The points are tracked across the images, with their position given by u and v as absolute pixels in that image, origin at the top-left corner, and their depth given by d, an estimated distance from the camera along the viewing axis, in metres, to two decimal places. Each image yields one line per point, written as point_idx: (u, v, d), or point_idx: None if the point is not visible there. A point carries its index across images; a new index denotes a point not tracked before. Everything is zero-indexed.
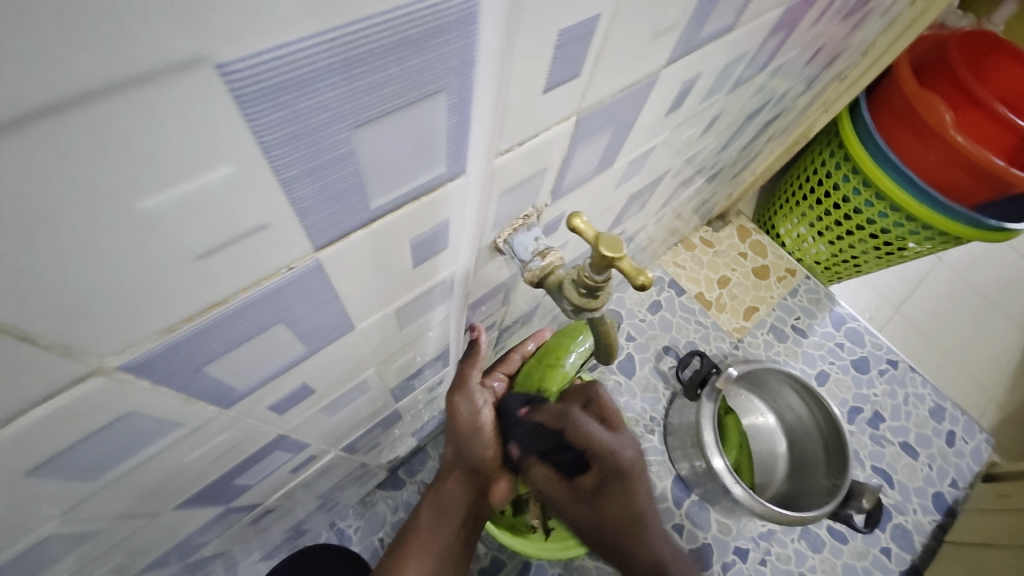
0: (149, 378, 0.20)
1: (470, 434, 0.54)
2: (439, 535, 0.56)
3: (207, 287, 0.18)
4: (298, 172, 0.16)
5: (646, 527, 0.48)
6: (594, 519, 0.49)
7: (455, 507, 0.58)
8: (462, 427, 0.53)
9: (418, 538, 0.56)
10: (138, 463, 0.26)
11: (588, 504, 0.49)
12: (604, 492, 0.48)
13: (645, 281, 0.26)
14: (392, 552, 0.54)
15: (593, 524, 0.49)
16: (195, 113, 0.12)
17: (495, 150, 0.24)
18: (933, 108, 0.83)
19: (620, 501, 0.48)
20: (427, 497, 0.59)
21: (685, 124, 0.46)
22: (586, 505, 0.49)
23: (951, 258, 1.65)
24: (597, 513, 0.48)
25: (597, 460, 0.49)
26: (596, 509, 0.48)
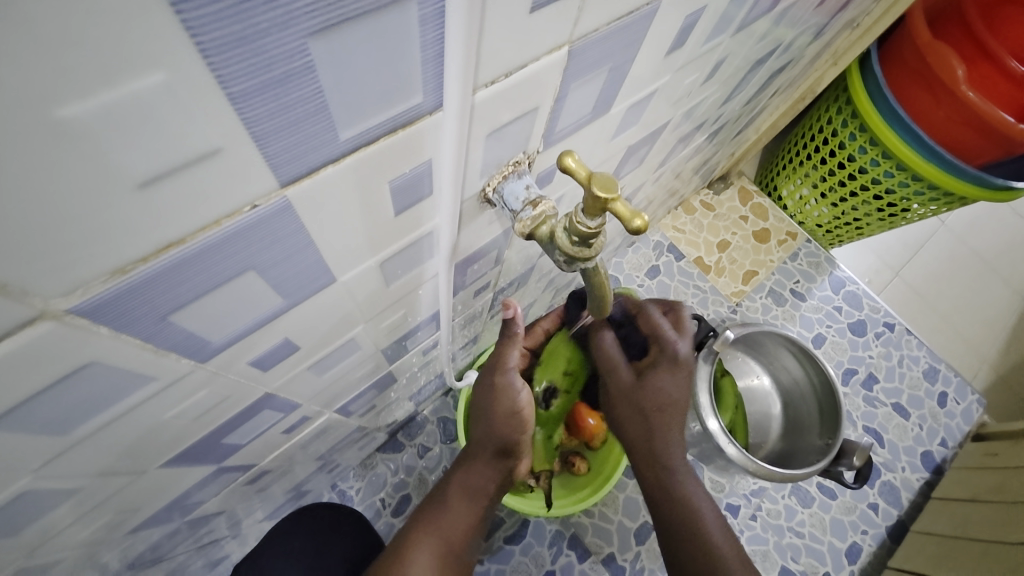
0: (108, 325, 0.19)
1: (508, 420, 0.53)
2: (472, 510, 0.54)
3: (158, 223, 0.16)
4: (246, 88, 0.14)
5: (672, 417, 0.52)
6: (639, 391, 0.52)
7: (486, 487, 0.54)
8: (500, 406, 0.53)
9: (447, 506, 0.53)
10: (113, 418, 0.25)
11: (636, 379, 0.53)
12: (652, 370, 0.52)
13: (640, 224, 0.24)
14: (412, 523, 0.52)
15: (635, 394, 0.52)
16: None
17: (478, 82, 0.21)
18: (945, 61, 0.79)
19: (671, 381, 0.52)
20: (455, 473, 0.55)
21: (687, 69, 0.43)
22: (634, 375, 0.52)
23: (954, 222, 1.63)
24: (643, 384, 0.52)
25: (656, 345, 0.54)
26: (643, 381, 0.52)
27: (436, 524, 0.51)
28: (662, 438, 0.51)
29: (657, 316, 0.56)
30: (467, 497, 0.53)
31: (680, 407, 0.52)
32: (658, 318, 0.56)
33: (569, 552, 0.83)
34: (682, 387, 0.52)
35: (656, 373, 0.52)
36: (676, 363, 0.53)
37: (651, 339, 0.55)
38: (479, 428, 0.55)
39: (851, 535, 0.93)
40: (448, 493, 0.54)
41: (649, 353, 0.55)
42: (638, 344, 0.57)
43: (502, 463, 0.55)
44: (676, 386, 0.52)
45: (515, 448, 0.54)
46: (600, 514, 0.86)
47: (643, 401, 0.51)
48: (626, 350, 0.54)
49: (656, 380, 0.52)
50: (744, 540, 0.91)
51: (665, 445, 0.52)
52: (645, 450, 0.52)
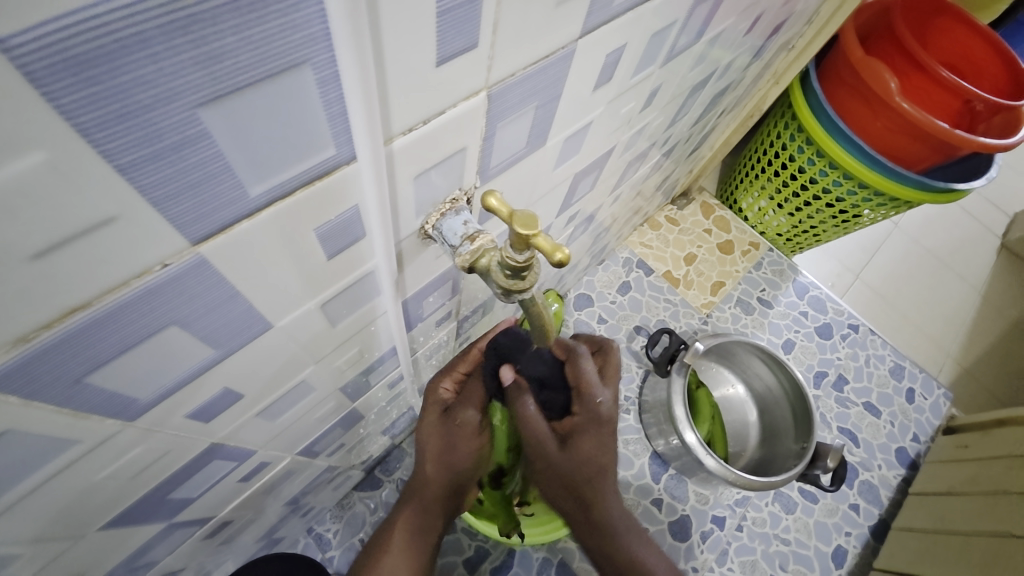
0: (18, 393, 0.18)
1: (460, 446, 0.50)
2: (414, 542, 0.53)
3: (59, 289, 0.16)
4: (138, 157, 0.15)
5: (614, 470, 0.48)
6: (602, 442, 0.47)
7: (434, 521, 0.54)
8: (452, 426, 0.49)
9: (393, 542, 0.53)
10: (38, 484, 0.24)
11: (564, 450, 0.46)
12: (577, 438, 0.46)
13: (562, 258, 0.25)
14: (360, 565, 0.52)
15: (560, 466, 0.47)
16: None
17: (393, 130, 0.22)
18: (879, 76, 0.83)
19: (595, 447, 0.46)
20: (405, 508, 0.54)
21: (622, 98, 0.45)
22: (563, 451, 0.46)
23: (906, 223, 1.71)
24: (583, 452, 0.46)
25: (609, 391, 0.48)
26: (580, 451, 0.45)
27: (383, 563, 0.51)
28: (596, 500, 0.49)
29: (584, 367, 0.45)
30: (417, 532, 0.53)
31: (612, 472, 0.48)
32: (588, 368, 0.45)
33: None
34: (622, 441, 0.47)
35: (581, 444, 0.45)
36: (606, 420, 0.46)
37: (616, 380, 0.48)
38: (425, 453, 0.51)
39: (835, 538, 0.94)
40: (394, 530, 0.53)
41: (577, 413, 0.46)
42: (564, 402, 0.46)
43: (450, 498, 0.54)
44: (602, 451, 0.46)
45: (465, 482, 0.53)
46: None
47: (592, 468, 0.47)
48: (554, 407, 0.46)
49: (582, 454, 0.46)
50: (731, 552, 0.91)
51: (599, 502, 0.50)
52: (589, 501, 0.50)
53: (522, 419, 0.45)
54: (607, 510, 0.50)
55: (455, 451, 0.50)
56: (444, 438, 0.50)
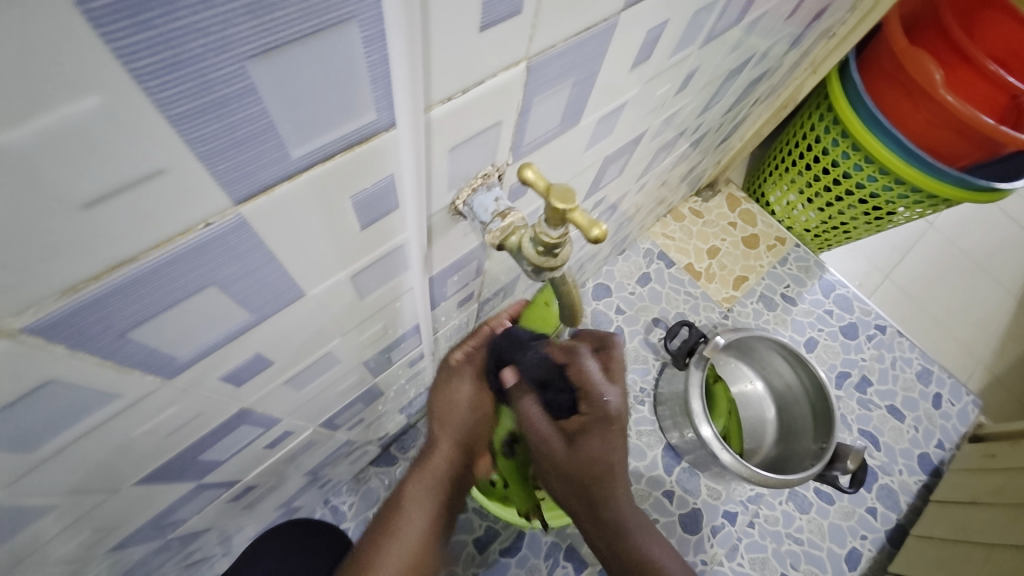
0: (65, 343, 0.19)
1: (463, 406, 0.48)
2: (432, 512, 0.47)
3: (106, 241, 0.16)
4: (188, 109, 0.15)
5: (616, 476, 0.46)
6: (576, 464, 0.45)
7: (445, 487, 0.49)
8: (456, 393, 0.48)
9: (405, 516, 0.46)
10: (80, 435, 0.25)
11: (569, 450, 0.45)
12: (583, 438, 0.45)
13: (598, 234, 0.25)
14: (367, 541, 0.46)
15: (564, 467, 0.46)
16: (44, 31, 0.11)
17: (433, 98, 0.22)
18: (923, 68, 0.80)
19: (601, 446, 0.44)
20: (409, 480, 0.48)
21: (657, 79, 0.44)
22: (566, 447, 0.45)
23: (942, 223, 1.64)
24: (573, 456, 0.45)
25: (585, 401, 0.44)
26: (575, 455, 0.45)
27: (400, 529, 0.46)
28: (608, 500, 0.47)
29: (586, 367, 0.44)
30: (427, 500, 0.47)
31: (622, 467, 0.46)
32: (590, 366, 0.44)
33: (565, 564, 0.83)
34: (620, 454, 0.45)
35: (585, 443, 0.44)
36: (609, 427, 0.44)
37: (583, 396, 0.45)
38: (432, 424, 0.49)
39: (849, 540, 0.93)
40: (404, 504, 0.47)
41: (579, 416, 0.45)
42: (566, 398, 0.45)
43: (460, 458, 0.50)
44: (609, 450, 0.45)
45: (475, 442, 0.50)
46: None
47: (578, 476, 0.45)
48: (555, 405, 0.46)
49: (587, 453, 0.45)
50: (742, 548, 0.90)
51: (607, 503, 0.48)
52: (587, 512, 0.49)
53: (524, 420, 0.46)
54: (616, 509, 0.48)
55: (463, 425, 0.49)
56: (455, 412, 0.48)
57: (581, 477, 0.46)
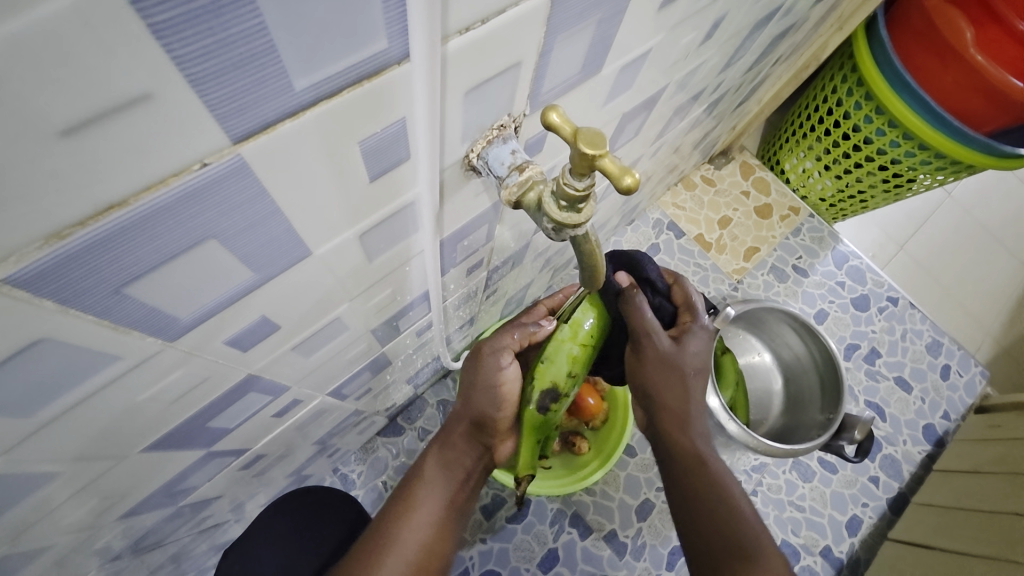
0: (54, 298, 0.17)
1: (484, 387, 0.49)
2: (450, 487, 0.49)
3: (90, 179, 0.15)
4: (174, 17, 0.13)
5: (695, 391, 0.52)
6: (675, 359, 0.51)
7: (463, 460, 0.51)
8: (480, 377, 0.50)
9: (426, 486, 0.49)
10: (81, 400, 0.24)
11: (672, 344, 0.51)
12: (685, 338, 0.52)
13: (631, 182, 0.23)
14: (388, 510, 0.48)
15: (667, 361, 0.51)
16: None
17: (449, 28, 0.20)
18: (953, 23, 0.77)
19: (698, 346, 0.52)
20: (431, 451, 0.52)
21: (682, 28, 0.41)
22: (669, 343, 0.51)
23: (959, 193, 1.60)
24: (677, 350, 0.51)
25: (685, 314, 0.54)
26: (678, 347, 0.51)
27: (421, 502, 0.48)
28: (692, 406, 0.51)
29: (691, 290, 0.56)
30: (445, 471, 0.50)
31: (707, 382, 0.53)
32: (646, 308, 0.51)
33: (571, 531, 0.83)
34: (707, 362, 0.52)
35: (688, 340, 0.51)
36: (704, 334, 0.53)
37: (681, 309, 0.55)
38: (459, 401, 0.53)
39: (851, 508, 0.93)
40: (422, 479, 0.49)
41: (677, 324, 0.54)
42: (666, 308, 0.54)
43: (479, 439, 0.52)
44: (703, 355, 0.52)
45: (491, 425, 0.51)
46: (602, 492, 0.86)
47: (678, 367, 0.51)
48: (658, 307, 0.54)
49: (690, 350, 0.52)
50: None
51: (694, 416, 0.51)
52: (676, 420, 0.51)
53: (632, 308, 0.51)
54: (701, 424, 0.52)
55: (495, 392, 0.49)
56: (491, 379, 0.49)
57: (676, 375, 0.51)
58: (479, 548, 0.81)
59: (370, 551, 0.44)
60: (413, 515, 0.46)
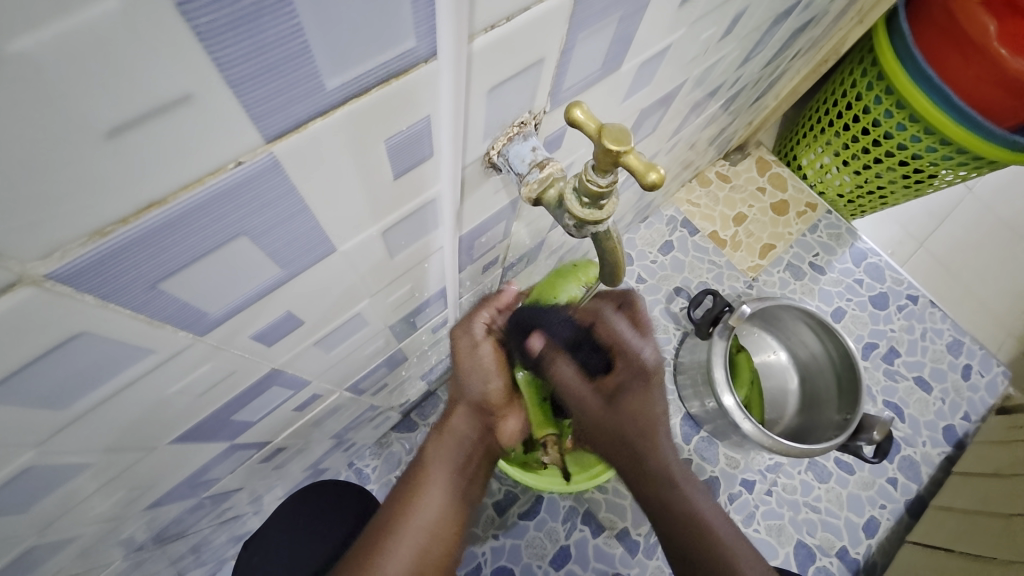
0: (95, 293, 0.18)
1: (472, 368, 0.50)
2: (449, 475, 0.48)
3: (132, 178, 0.15)
4: (217, 21, 0.13)
5: (658, 439, 0.51)
6: (614, 418, 0.51)
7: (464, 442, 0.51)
8: (460, 355, 0.50)
9: (430, 474, 0.48)
10: (115, 392, 0.24)
11: (606, 403, 0.52)
12: (623, 394, 0.51)
13: (655, 178, 0.23)
14: (393, 500, 0.47)
15: (608, 421, 0.52)
16: None
17: (475, 26, 0.20)
18: (976, 17, 0.73)
19: (638, 397, 0.51)
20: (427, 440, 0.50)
21: (703, 23, 0.40)
22: (603, 403, 0.52)
23: (982, 189, 1.56)
24: (613, 411, 0.51)
25: (620, 357, 0.52)
26: (615, 408, 0.51)
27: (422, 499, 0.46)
28: (649, 458, 0.51)
29: (615, 325, 0.52)
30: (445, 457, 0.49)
31: (662, 425, 0.51)
32: (564, 368, 0.52)
33: (583, 527, 0.84)
34: (655, 402, 0.51)
35: (624, 398, 0.51)
36: (646, 379, 0.51)
37: (615, 353, 0.52)
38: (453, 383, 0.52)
39: (868, 510, 0.92)
40: (427, 466, 0.48)
41: (613, 372, 0.52)
42: (598, 360, 0.52)
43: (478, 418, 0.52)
44: (650, 403, 0.51)
45: (486, 403, 0.52)
46: (613, 490, 0.86)
47: (622, 429, 0.51)
48: (585, 365, 0.52)
49: (630, 407, 0.51)
50: (759, 514, 0.90)
51: (653, 463, 0.51)
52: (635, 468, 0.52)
53: (558, 381, 0.52)
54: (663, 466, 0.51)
55: (481, 370, 0.50)
56: (476, 357, 0.50)
57: (626, 431, 0.51)
58: (490, 544, 0.82)
59: (369, 551, 0.44)
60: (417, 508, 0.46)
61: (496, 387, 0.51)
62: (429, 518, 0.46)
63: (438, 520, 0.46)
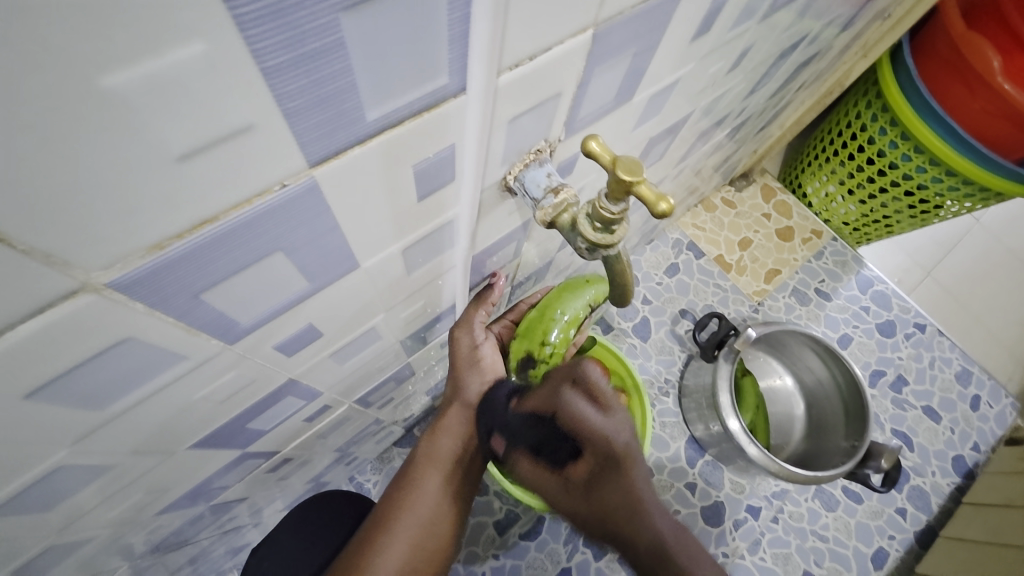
0: (143, 301, 0.19)
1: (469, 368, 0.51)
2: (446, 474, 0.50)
3: (191, 199, 0.16)
4: (280, 62, 0.14)
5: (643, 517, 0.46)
6: (591, 510, 0.47)
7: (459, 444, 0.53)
8: (458, 354, 0.51)
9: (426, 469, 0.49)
10: (147, 395, 0.25)
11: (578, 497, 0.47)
12: (597, 484, 0.46)
13: (666, 208, 0.24)
14: (389, 497, 0.48)
15: (588, 509, 0.47)
16: None
17: (503, 63, 0.21)
18: (979, 53, 0.75)
19: (614, 488, 0.46)
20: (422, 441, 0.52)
21: (711, 57, 0.42)
22: (581, 497, 0.47)
23: (989, 220, 1.56)
24: (588, 503, 0.47)
25: (590, 446, 0.46)
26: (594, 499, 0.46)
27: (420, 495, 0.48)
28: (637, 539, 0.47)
29: (576, 406, 0.46)
30: (441, 458, 0.51)
31: (646, 505, 0.46)
32: (525, 467, 0.49)
33: (584, 550, 0.83)
34: (630, 488, 0.46)
35: (602, 488, 0.46)
36: (616, 465, 0.46)
37: (580, 444, 0.46)
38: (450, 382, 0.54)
39: (876, 540, 0.90)
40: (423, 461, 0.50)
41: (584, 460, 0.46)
42: (564, 453, 0.47)
43: None
44: (626, 491, 0.46)
45: (485, 402, 0.53)
46: None
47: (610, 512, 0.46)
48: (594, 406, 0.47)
49: (604, 499, 0.46)
50: (764, 542, 0.89)
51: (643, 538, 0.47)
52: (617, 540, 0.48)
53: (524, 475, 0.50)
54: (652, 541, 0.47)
55: (480, 370, 0.51)
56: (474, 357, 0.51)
57: (604, 521, 0.47)
58: (490, 565, 0.81)
59: (364, 549, 0.45)
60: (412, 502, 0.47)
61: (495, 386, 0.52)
62: (424, 512, 0.47)
63: (433, 514, 0.47)
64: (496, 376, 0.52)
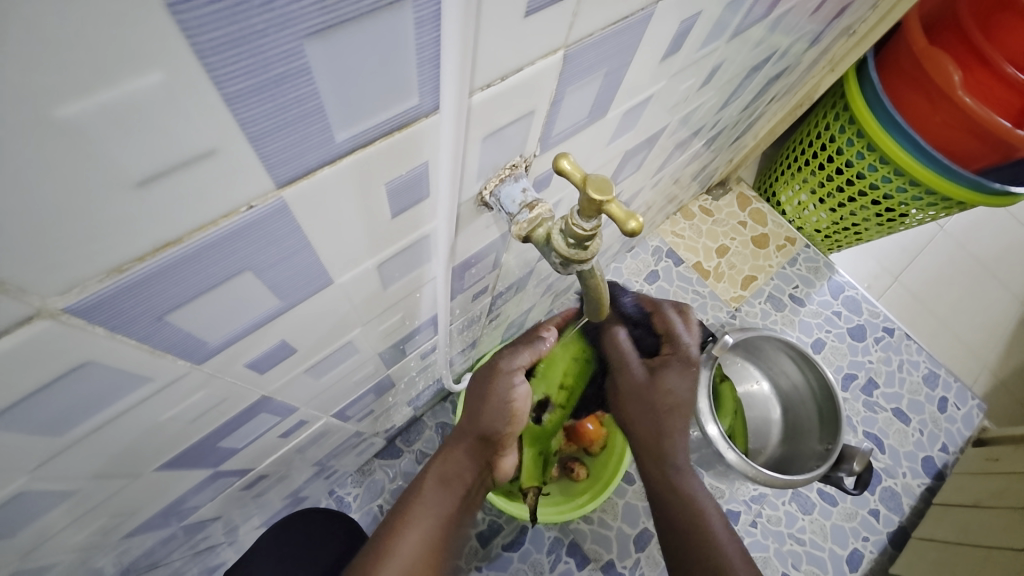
0: (104, 325, 0.19)
1: (499, 408, 0.51)
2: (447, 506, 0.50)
3: (152, 222, 0.16)
4: (243, 88, 0.14)
5: (679, 416, 0.55)
6: (649, 391, 0.54)
7: (461, 475, 0.53)
8: (491, 393, 0.51)
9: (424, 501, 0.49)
10: (111, 418, 0.25)
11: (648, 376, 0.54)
12: (664, 369, 0.55)
13: (635, 227, 0.25)
14: (385, 526, 0.48)
15: (643, 394, 0.54)
16: (124, 8, 0.11)
17: (475, 84, 0.22)
18: (941, 68, 0.79)
19: (678, 378, 0.55)
20: (430, 468, 0.52)
21: (683, 74, 0.43)
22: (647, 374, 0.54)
23: (952, 227, 1.63)
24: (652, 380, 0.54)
25: (668, 345, 0.56)
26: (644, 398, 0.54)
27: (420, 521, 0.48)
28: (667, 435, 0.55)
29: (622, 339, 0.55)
30: (443, 489, 0.51)
31: (684, 411, 0.56)
32: (623, 340, 0.55)
33: (568, 559, 0.83)
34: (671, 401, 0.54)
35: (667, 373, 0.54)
36: (686, 363, 0.55)
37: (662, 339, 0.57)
38: (466, 415, 0.55)
39: (851, 542, 0.92)
40: (425, 494, 0.50)
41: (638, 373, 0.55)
42: (648, 339, 0.57)
43: (482, 454, 0.53)
44: (685, 384, 0.55)
45: (499, 442, 0.53)
46: (600, 520, 0.85)
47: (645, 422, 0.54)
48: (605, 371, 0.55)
49: (666, 381, 0.54)
50: (745, 546, 0.90)
51: (671, 441, 0.54)
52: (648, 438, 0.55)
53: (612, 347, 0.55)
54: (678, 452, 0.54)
55: (508, 415, 0.50)
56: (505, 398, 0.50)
57: (653, 407, 0.54)
58: None
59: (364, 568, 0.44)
60: (410, 525, 0.47)
61: (514, 431, 0.52)
62: (422, 541, 0.47)
63: (430, 543, 0.47)
64: (519, 422, 0.51)
